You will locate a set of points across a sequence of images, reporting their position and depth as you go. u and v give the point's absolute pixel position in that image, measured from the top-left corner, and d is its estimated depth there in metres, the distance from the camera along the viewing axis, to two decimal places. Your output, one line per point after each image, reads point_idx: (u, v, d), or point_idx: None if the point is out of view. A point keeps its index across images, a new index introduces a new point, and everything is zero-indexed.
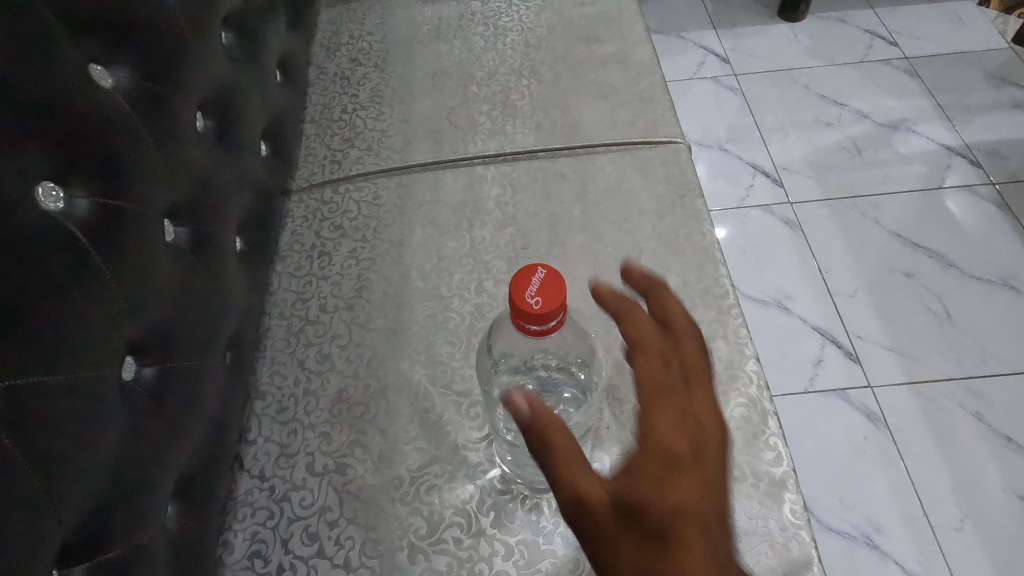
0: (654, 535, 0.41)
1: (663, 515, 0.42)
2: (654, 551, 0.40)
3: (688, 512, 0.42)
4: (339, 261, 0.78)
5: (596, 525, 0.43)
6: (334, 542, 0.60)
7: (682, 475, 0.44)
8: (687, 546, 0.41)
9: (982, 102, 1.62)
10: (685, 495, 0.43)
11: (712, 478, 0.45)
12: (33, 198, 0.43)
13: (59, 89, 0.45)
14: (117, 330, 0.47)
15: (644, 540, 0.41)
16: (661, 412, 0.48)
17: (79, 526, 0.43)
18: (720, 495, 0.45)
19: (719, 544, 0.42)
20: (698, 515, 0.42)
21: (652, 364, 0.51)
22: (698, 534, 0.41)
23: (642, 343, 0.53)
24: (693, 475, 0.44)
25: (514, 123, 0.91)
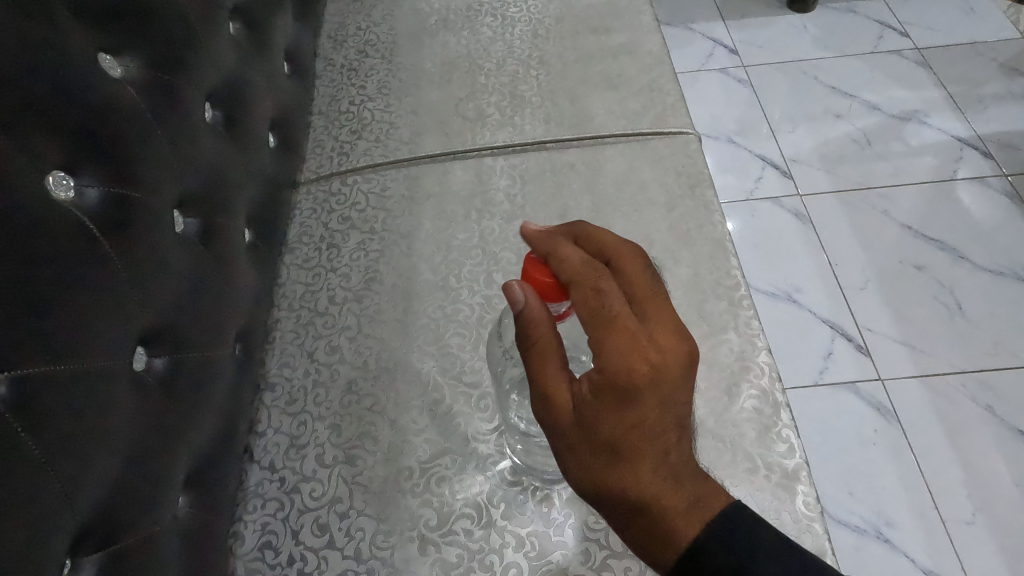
0: (611, 453, 0.44)
1: (618, 434, 0.44)
2: (609, 468, 0.44)
3: (643, 433, 0.44)
4: (348, 253, 0.77)
5: (560, 433, 0.46)
6: (345, 533, 0.60)
7: (641, 396, 0.43)
8: (641, 463, 0.44)
9: (994, 93, 1.61)
10: (641, 417, 0.44)
11: (673, 392, 0.44)
12: (44, 187, 0.42)
13: (65, 74, 0.45)
14: (126, 321, 0.47)
15: (601, 456, 0.44)
16: (608, 334, 0.45)
17: (92, 516, 0.43)
18: (680, 402, 0.45)
19: (671, 453, 0.45)
20: (651, 433, 0.44)
21: (587, 292, 0.47)
22: (650, 449, 0.44)
23: (569, 276, 0.48)
24: (652, 395, 0.44)
25: (523, 114, 0.91)
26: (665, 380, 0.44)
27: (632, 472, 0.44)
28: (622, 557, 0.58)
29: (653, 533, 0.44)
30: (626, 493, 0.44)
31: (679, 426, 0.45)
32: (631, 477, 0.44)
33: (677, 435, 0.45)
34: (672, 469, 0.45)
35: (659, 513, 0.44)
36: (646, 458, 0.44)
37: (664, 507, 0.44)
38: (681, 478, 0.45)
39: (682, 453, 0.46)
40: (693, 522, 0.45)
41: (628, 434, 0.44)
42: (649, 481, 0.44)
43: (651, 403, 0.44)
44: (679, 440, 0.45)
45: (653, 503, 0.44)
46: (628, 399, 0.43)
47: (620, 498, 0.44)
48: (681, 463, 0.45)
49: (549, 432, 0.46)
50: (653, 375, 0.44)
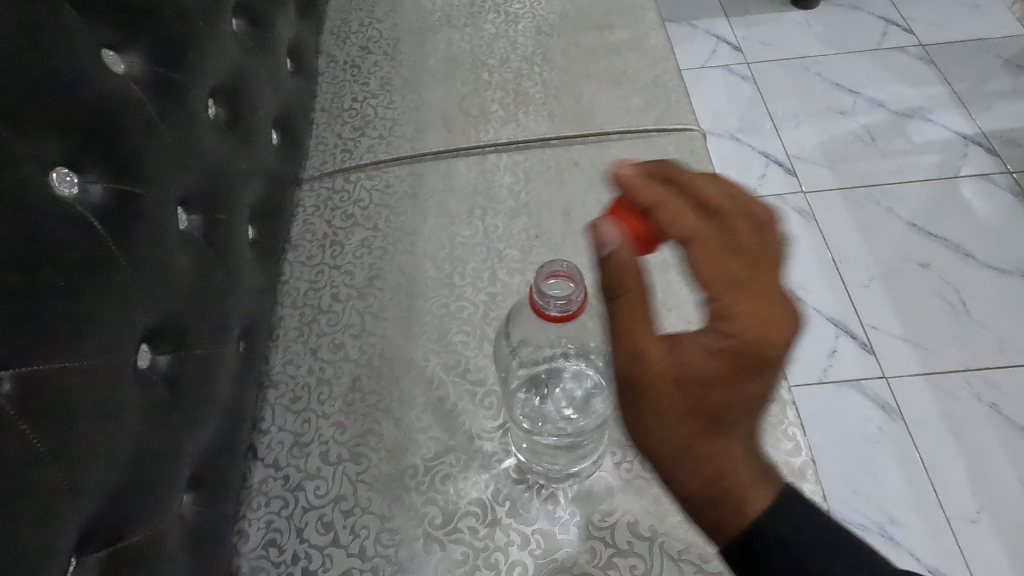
0: (711, 415, 0.44)
1: (724, 399, 0.44)
2: (704, 431, 0.45)
3: (743, 402, 0.44)
4: (352, 250, 0.77)
5: (650, 395, 0.45)
6: (349, 531, 0.59)
7: (758, 366, 0.43)
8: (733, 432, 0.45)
9: (999, 90, 1.60)
10: (747, 387, 0.44)
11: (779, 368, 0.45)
12: (48, 183, 0.42)
13: (68, 71, 0.44)
14: (131, 317, 0.47)
15: (695, 420, 0.44)
16: (738, 290, 0.44)
17: (98, 514, 0.43)
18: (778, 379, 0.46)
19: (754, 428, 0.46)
20: (751, 402, 0.44)
21: (710, 249, 0.46)
22: (743, 418, 0.45)
23: (685, 233, 0.47)
24: (766, 369, 0.44)
25: (527, 110, 0.90)
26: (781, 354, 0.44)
27: (722, 440, 0.45)
28: (628, 555, 0.58)
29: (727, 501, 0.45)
30: (710, 458, 0.45)
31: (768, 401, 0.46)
32: (724, 444, 0.45)
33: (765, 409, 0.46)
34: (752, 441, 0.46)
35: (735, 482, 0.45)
36: (738, 428, 0.45)
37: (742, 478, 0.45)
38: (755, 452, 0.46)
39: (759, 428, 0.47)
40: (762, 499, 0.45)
41: (730, 402, 0.44)
42: (735, 450, 0.45)
43: (762, 375, 0.44)
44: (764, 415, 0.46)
45: (735, 470, 0.45)
46: (742, 368, 0.43)
47: (704, 462, 0.45)
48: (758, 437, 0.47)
49: (642, 386, 0.45)
50: (777, 345, 0.43)
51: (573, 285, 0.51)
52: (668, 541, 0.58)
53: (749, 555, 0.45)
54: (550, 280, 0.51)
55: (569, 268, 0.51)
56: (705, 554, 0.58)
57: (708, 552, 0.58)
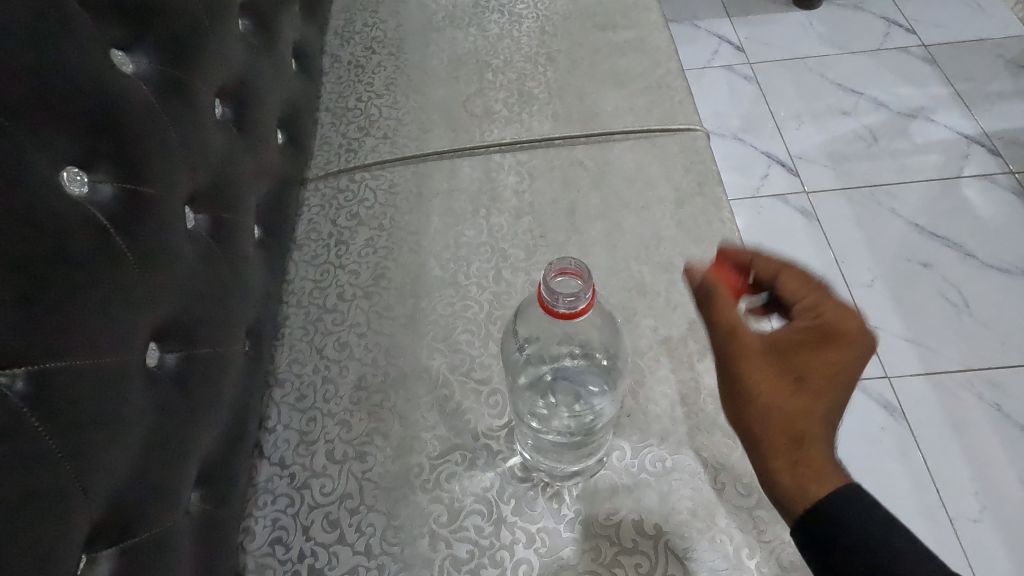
0: (792, 376, 0.51)
1: (805, 365, 0.51)
2: (786, 391, 0.50)
3: (824, 377, 0.50)
4: (357, 249, 0.78)
5: (743, 367, 0.52)
6: (355, 529, 0.60)
7: (836, 344, 0.51)
8: (817, 404, 0.49)
9: (1001, 90, 1.60)
10: (829, 362, 0.50)
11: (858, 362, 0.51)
12: (59, 183, 0.43)
13: (77, 71, 0.45)
14: (140, 316, 0.47)
15: (781, 380, 0.51)
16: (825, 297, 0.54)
17: (108, 510, 0.43)
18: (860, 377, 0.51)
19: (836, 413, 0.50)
20: (835, 381, 0.50)
21: (794, 276, 0.56)
22: (829, 389, 0.50)
23: (771, 270, 0.57)
24: (844, 344, 0.51)
25: (531, 110, 0.90)
26: (860, 345, 0.51)
27: (808, 401, 0.49)
28: (632, 553, 0.58)
29: (806, 463, 0.48)
30: (790, 421, 0.49)
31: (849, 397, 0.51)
32: (805, 404, 0.49)
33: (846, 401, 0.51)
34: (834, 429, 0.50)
35: (814, 451, 0.48)
36: (820, 401, 0.49)
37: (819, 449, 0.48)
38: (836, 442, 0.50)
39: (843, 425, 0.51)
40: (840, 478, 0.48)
41: (812, 371, 0.50)
42: (816, 420, 0.49)
43: (842, 356, 0.50)
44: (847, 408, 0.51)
45: (817, 439, 0.49)
46: (826, 344, 0.51)
47: (785, 424, 0.49)
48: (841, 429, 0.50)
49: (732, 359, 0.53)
50: (857, 337, 0.51)
51: (580, 283, 0.51)
52: (672, 540, 0.58)
53: (826, 517, 0.46)
54: (559, 278, 0.51)
55: (578, 265, 0.51)
56: (709, 552, 0.58)
57: (712, 550, 0.58)
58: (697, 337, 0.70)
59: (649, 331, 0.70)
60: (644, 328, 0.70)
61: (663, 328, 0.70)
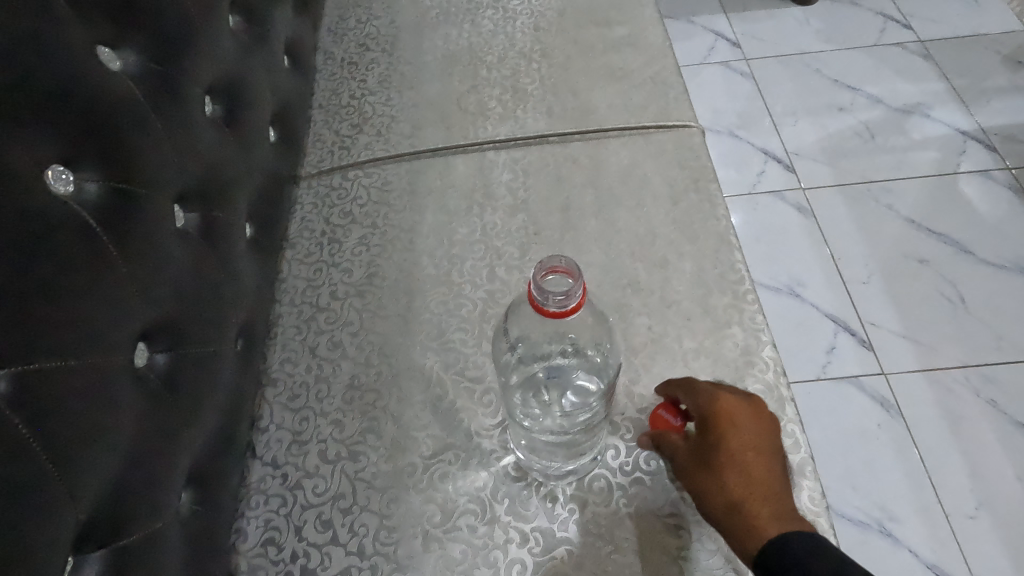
0: (706, 465, 0.57)
1: (713, 454, 0.57)
2: (705, 480, 0.56)
3: (729, 451, 0.56)
4: (350, 248, 0.77)
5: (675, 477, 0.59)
6: (348, 529, 0.59)
7: (730, 427, 0.57)
8: (733, 476, 0.55)
9: (997, 86, 1.60)
10: (724, 437, 0.57)
11: (752, 427, 0.57)
12: (44, 181, 0.42)
13: (62, 67, 0.44)
14: (128, 315, 0.47)
15: (699, 473, 0.57)
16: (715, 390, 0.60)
17: (96, 513, 0.42)
18: (762, 435, 0.57)
19: (754, 471, 0.56)
20: (737, 449, 0.56)
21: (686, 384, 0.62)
22: (734, 464, 0.56)
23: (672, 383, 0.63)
24: (734, 425, 0.57)
25: (525, 107, 0.90)
26: (742, 414, 0.58)
27: (723, 482, 0.55)
28: (627, 552, 0.58)
29: (747, 533, 0.53)
30: (721, 498, 0.55)
31: (761, 453, 0.57)
32: (720, 484, 0.55)
33: (760, 460, 0.56)
34: (762, 487, 0.55)
35: (749, 514, 0.53)
36: (733, 470, 0.56)
37: (753, 510, 0.54)
38: (772, 498, 0.55)
39: (775, 479, 0.56)
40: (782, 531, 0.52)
41: (716, 452, 0.57)
42: (737, 489, 0.55)
43: (732, 427, 0.57)
44: (767, 465, 0.56)
45: (746, 506, 0.54)
46: (715, 423, 0.58)
47: (716, 503, 0.55)
48: (771, 485, 0.55)
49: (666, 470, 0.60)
50: (739, 410, 0.58)
51: (571, 281, 0.50)
52: (667, 538, 0.58)
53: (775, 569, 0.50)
54: (550, 276, 0.51)
55: (568, 264, 0.51)
56: (704, 550, 0.57)
57: (707, 549, 0.58)
58: (692, 335, 0.69)
59: (644, 328, 0.70)
60: (638, 326, 0.70)
61: (658, 326, 0.70)
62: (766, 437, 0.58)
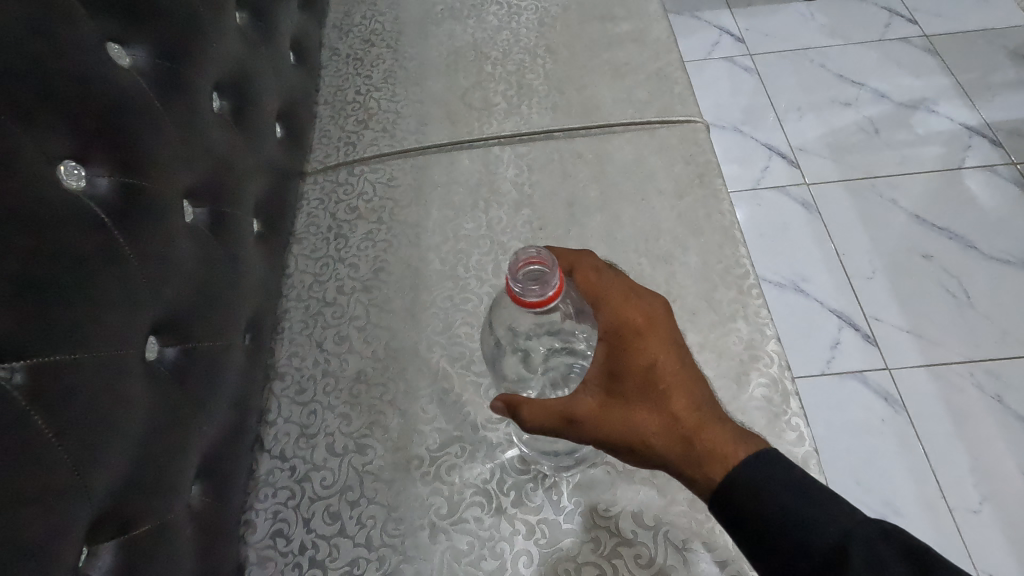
0: (645, 396, 0.51)
1: (645, 380, 0.51)
2: (642, 414, 0.50)
3: (661, 370, 0.51)
4: (356, 242, 0.78)
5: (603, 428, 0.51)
6: (355, 521, 0.60)
7: (652, 345, 0.52)
8: (674, 399, 0.50)
9: (1004, 81, 1.59)
10: (655, 356, 0.52)
11: (670, 341, 0.53)
12: (56, 177, 0.43)
13: (73, 65, 0.44)
14: (138, 307, 0.47)
15: (636, 409, 0.51)
16: (629, 308, 0.54)
17: (109, 503, 0.43)
18: (680, 347, 0.53)
19: (691, 387, 0.52)
20: (672, 367, 0.52)
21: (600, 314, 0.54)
22: (671, 383, 0.51)
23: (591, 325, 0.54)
24: (655, 343, 0.52)
25: (530, 102, 0.90)
26: (659, 328, 0.53)
27: (665, 409, 0.50)
28: (633, 544, 0.58)
29: (708, 462, 0.48)
30: (668, 430, 0.50)
31: (685, 365, 0.53)
32: (664, 411, 0.50)
33: (689, 374, 0.52)
34: (702, 406, 0.51)
35: (703, 436, 0.49)
36: (674, 391, 0.51)
37: (708, 435, 0.49)
38: (718, 415, 0.51)
39: (704, 390, 0.52)
40: (744, 450, 0.49)
41: (652, 377, 0.51)
42: (685, 412, 0.50)
43: (655, 343, 0.52)
44: (694, 377, 0.52)
45: (701, 426, 0.50)
46: (642, 341, 0.52)
47: (668, 438, 0.50)
48: (708, 400, 0.52)
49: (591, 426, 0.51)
50: (653, 324, 0.53)
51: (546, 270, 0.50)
52: (672, 530, 0.59)
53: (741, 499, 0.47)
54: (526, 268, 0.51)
55: (542, 254, 0.51)
56: (708, 543, 0.58)
57: (711, 542, 0.58)
58: (697, 329, 0.69)
59: None
60: None
61: None
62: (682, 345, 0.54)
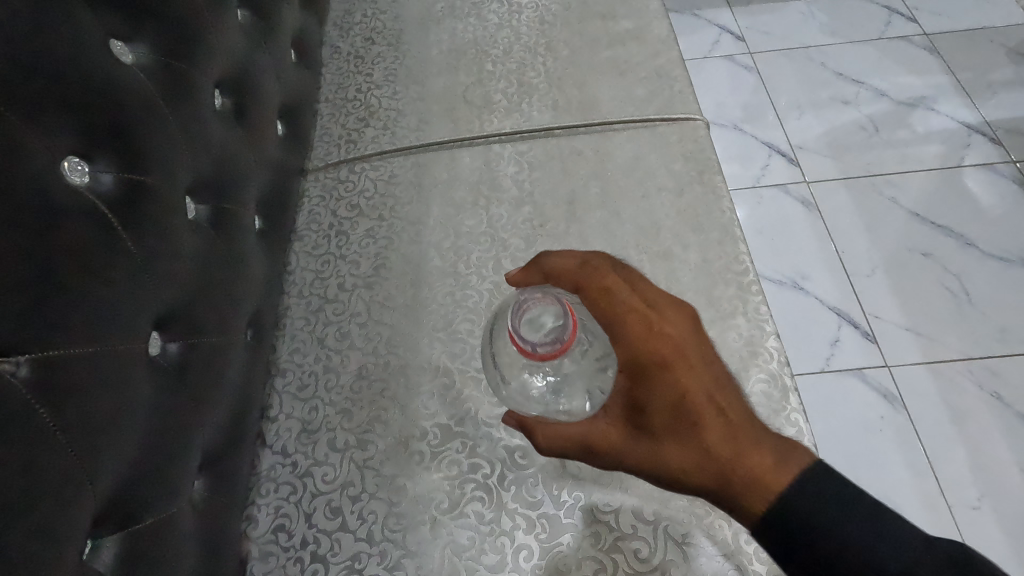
0: (679, 425, 0.51)
1: (677, 408, 0.51)
2: (677, 444, 0.51)
3: (691, 399, 0.51)
4: (357, 239, 0.78)
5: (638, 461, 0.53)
6: (357, 516, 0.60)
7: (679, 371, 0.52)
8: (707, 430, 0.50)
9: (1004, 79, 1.59)
10: (685, 383, 0.52)
11: (700, 364, 0.53)
12: (60, 173, 0.43)
13: (76, 61, 0.45)
14: (142, 303, 0.48)
15: (670, 439, 0.51)
16: (652, 335, 0.54)
17: (113, 497, 0.43)
18: (710, 368, 0.53)
19: (727, 410, 0.51)
20: (704, 392, 0.52)
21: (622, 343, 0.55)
22: (705, 409, 0.51)
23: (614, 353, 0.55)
24: (682, 369, 0.53)
25: (531, 100, 0.90)
26: (685, 352, 0.53)
27: (701, 438, 0.50)
28: (632, 539, 0.58)
29: (750, 491, 0.48)
30: (705, 461, 0.50)
31: (719, 386, 0.52)
32: (700, 440, 0.50)
33: (724, 398, 0.52)
34: (739, 431, 0.50)
35: (742, 464, 0.49)
36: (709, 417, 0.51)
37: (745, 464, 0.49)
38: (756, 437, 0.50)
39: (742, 412, 0.52)
40: (789, 475, 0.48)
41: (683, 405, 0.51)
42: (719, 439, 0.50)
43: (683, 369, 0.53)
44: (729, 399, 0.52)
45: (738, 453, 0.49)
46: (669, 368, 0.53)
47: (705, 468, 0.50)
48: (748, 423, 0.51)
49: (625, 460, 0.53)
50: (679, 349, 0.53)
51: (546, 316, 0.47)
52: (671, 525, 0.59)
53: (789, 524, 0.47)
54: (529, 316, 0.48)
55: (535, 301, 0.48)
56: (707, 538, 0.58)
57: (710, 537, 0.58)
58: None
59: None
60: None
61: None
62: (713, 366, 0.54)
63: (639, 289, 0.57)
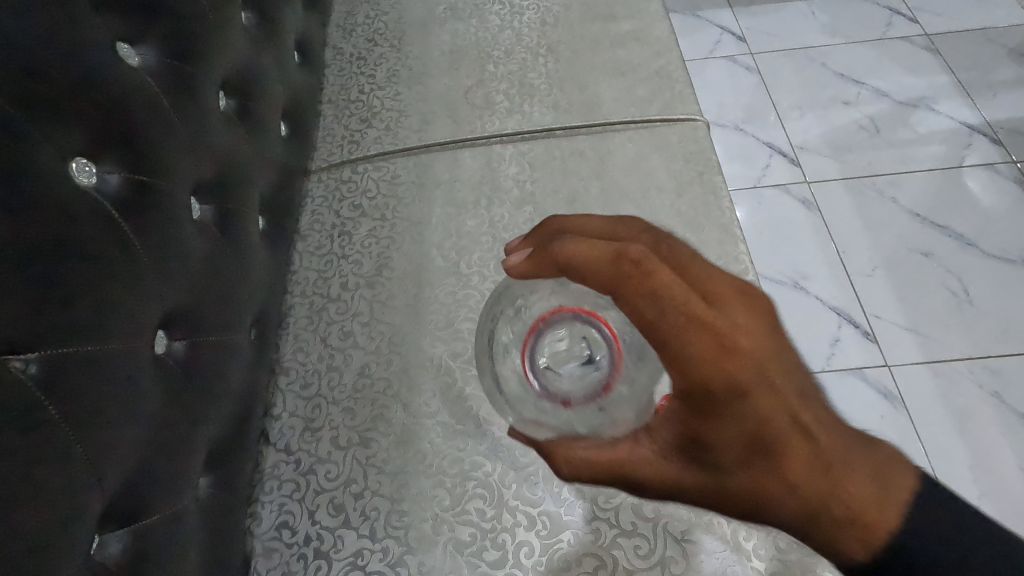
0: (761, 464, 0.43)
1: (758, 446, 0.43)
2: (761, 487, 0.43)
3: (772, 430, 0.43)
4: (359, 239, 0.79)
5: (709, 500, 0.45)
6: (360, 513, 0.61)
7: (760, 399, 0.43)
8: (794, 469, 0.43)
9: (1005, 79, 1.59)
10: (767, 413, 0.43)
11: (780, 383, 0.43)
12: (68, 174, 0.44)
13: (84, 64, 0.45)
14: (148, 303, 0.48)
15: (752, 481, 0.43)
16: (723, 355, 0.42)
17: (119, 493, 0.44)
18: (790, 384, 0.44)
19: (816, 438, 0.43)
20: (790, 422, 0.43)
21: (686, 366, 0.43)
22: (792, 443, 0.43)
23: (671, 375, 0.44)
24: (761, 396, 0.43)
25: (532, 101, 0.91)
26: (765, 371, 0.43)
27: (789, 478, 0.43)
28: (632, 535, 0.59)
29: (847, 534, 0.43)
30: (798, 504, 0.43)
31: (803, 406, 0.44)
32: (789, 480, 0.43)
33: (810, 422, 0.44)
34: (830, 463, 0.43)
35: (837, 505, 0.43)
36: (798, 453, 0.43)
37: (841, 500, 0.43)
38: (847, 462, 0.44)
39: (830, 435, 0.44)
40: (891, 508, 0.44)
41: (767, 443, 0.43)
42: (810, 479, 0.43)
43: (765, 396, 0.43)
44: (816, 421, 0.44)
45: (832, 493, 0.43)
46: (747, 398, 0.43)
47: (795, 511, 0.43)
48: (837, 447, 0.44)
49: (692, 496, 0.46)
50: (758, 368, 0.43)
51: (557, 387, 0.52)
52: (671, 522, 0.59)
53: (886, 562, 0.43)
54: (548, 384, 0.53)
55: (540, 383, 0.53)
56: (707, 535, 0.59)
57: (710, 534, 0.59)
58: None
59: None
60: None
61: None
62: (792, 379, 0.44)
63: (690, 279, 0.45)
